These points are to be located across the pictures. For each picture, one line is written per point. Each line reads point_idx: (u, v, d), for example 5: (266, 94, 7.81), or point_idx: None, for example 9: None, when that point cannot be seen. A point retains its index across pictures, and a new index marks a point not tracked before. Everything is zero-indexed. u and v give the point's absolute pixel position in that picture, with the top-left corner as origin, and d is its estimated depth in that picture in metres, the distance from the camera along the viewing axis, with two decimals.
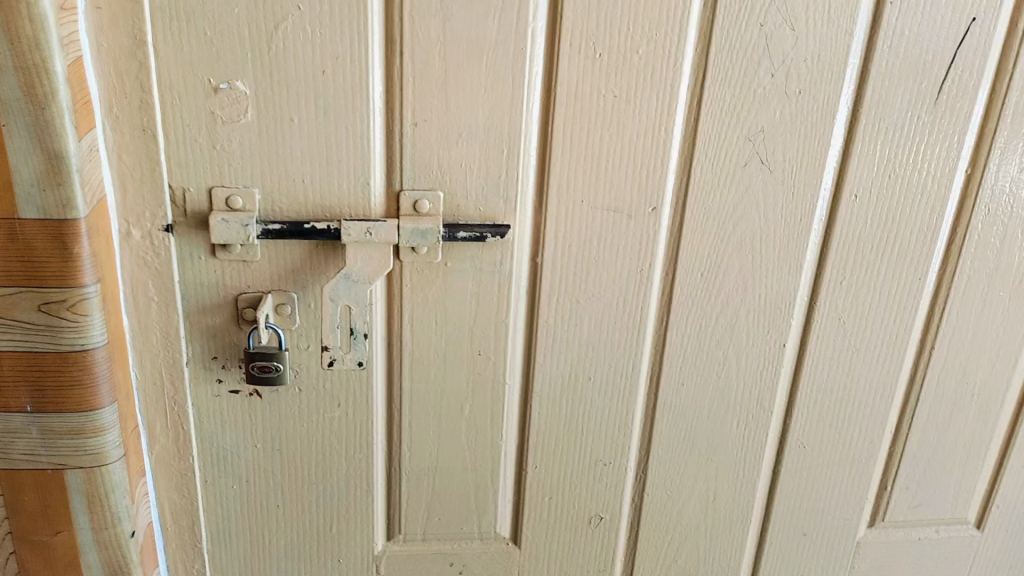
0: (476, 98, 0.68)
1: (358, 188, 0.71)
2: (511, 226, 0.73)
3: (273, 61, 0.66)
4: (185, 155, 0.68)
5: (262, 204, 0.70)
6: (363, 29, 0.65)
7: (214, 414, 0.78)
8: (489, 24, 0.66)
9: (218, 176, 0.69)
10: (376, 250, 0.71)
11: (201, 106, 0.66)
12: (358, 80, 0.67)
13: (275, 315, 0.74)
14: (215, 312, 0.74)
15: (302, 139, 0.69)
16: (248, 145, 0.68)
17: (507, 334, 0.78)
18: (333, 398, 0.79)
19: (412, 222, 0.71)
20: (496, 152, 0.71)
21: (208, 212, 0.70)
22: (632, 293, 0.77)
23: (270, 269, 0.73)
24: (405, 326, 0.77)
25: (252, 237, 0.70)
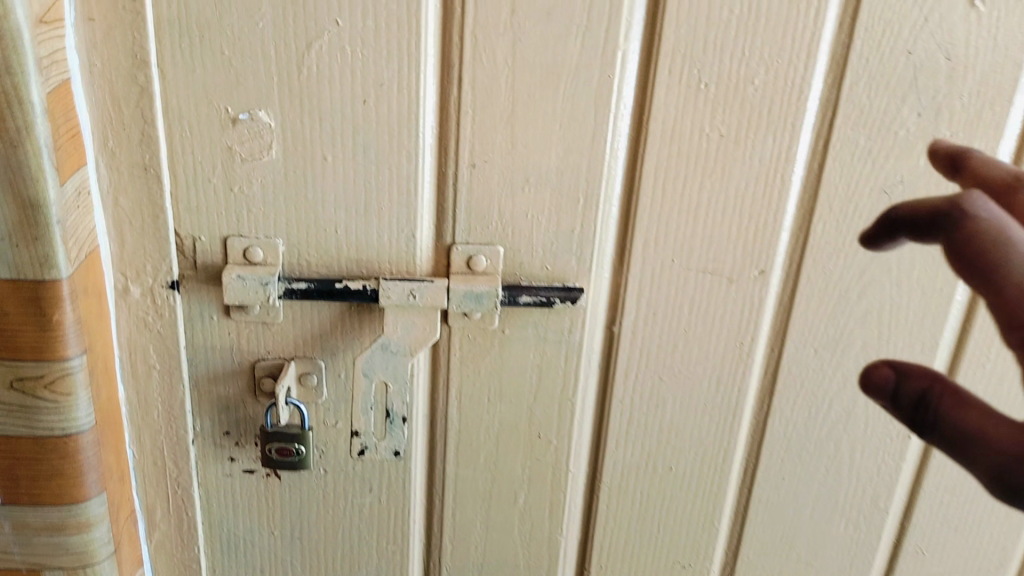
0: (549, 137, 0.56)
1: (402, 240, 0.58)
2: (584, 291, 0.60)
3: (303, 87, 0.53)
4: (196, 198, 0.56)
5: (286, 257, 0.58)
6: (414, 50, 0.53)
7: (225, 498, 0.66)
8: (570, 46, 0.53)
9: (234, 223, 0.57)
10: (420, 316, 0.59)
11: (216, 140, 0.55)
12: (406, 112, 0.54)
13: (298, 387, 0.62)
14: (228, 381, 0.62)
15: (335, 181, 0.56)
16: (270, 188, 0.56)
17: (574, 415, 0.65)
18: (364, 482, 0.66)
19: (465, 282, 0.58)
20: (570, 201, 0.58)
21: (222, 265, 0.58)
22: (727, 370, 0.64)
23: (294, 333, 0.61)
24: (452, 402, 0.64)
25: (273, 298, 0.58)
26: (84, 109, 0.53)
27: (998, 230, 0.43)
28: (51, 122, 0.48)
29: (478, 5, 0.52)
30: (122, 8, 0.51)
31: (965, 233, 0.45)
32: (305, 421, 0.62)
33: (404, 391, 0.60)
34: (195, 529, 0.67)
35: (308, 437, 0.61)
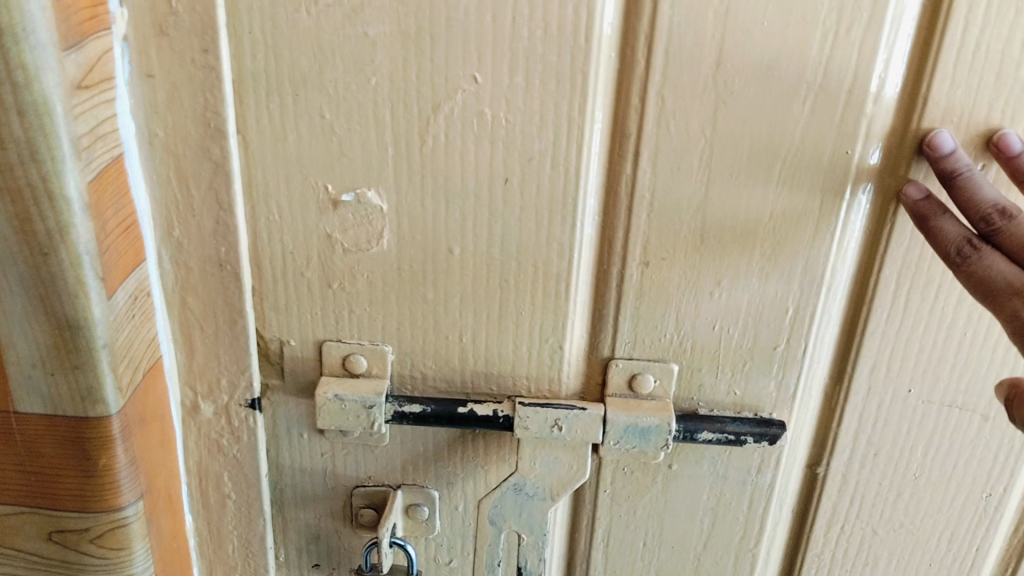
0: (753, 227, 0.41)
1: (545, 354, 0.45)
2: (785, 425, 0.45)
3: (427, 160, 0.40)
4: (285, 295, 0.44)
5: (396, 369, 0.45)
6: (578, 114, 0.39)
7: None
8: (795, 108, 0.38)
9: (331, 327, 0.45)
10: (565, 452, 0.45)
11: (312, 225, 0.42)
12: (562, 195, 0.41)
13: (406, 520, 0.49)
14: (319, 512, 0.50)
15: (464, 280, 0.43)
16: (379, 286, 0.43)
17: (753, 570, 0.50)
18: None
19: (628, 411, 0.44)
20: (775, 310, 0.43)
21: (315, 376, 0.46)
22: (964, 527, 0.48)
23: (403, 457, 0.48)
24: (596, 546, 0.50)
25: (379, 422, 0.44)
26: (141, 192, 0.41)
27: (980, 273, 0.38)
28: (94, 218, 0.35)
29: (670, 56, 0.37)
30: (191, 61, 0.38)
31: (966, 271, 0.38)
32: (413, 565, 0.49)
33: (543, 545, 0.46)
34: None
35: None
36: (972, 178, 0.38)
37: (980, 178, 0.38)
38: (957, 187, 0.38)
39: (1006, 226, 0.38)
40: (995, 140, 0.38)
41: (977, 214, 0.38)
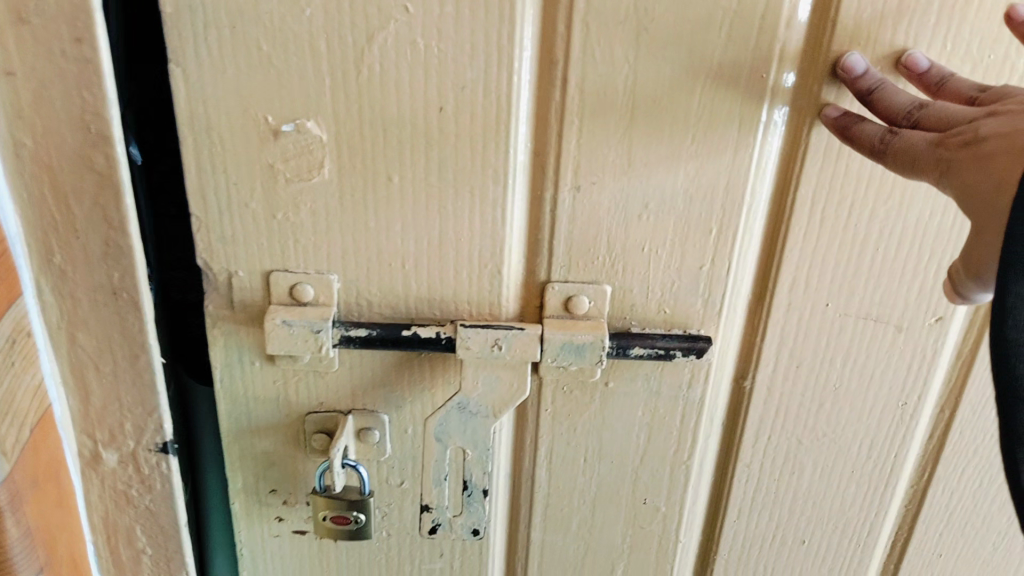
0: (677, 151, 0.43)
1: (484, 279, 0.47)
2: (712, 341, 0.47)
3: (364, 90, 0.42)
4: (231, 226, 0.45)
5: (342, 296, 0.47)
6: (506, 42, 0.40)
7: (277, 561, 0.57)
8: (712, 33, 0.40)
9: (278, 255, 0.46)
10: (506, 372, 0.47)
11: (255, 156, 0.43)
12: (495, 123, 0.42)
13: (358, 444, 0.52)
14: (274, 439, 0.52)
15: (405, 208, 0.45)
16: (323, 217, 0.45)
17: (687, 481, 0.53)
18: (435, 546, 0.56)
19: (564, 329, 0.46)
20: (700, 232, 0.45)
21: (265, 304, 0.48)
22: (883, 435, 0.51)
23: (353, 384, 0.50)
24: (539, 463, 0.53)
25: (327, 347, 0.46)
26: (13, 226, 0.44)
27: (906, 150, 0.38)
28: None
29: None
30: (62, 53, 0.39)
31: (895, 155, 0.39)
32: (365, 485, 0.51)
33: (487, 461, 0.48)
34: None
35: (368, 503, 0.51)
36: (887, 88, 0.40)
37: (895, 87, 0.40)
38: (871, 95, 0.40)
39: (925, 114, 0.39)
40: (904, 62, 0.40)
41: (898, 112, 0.39)
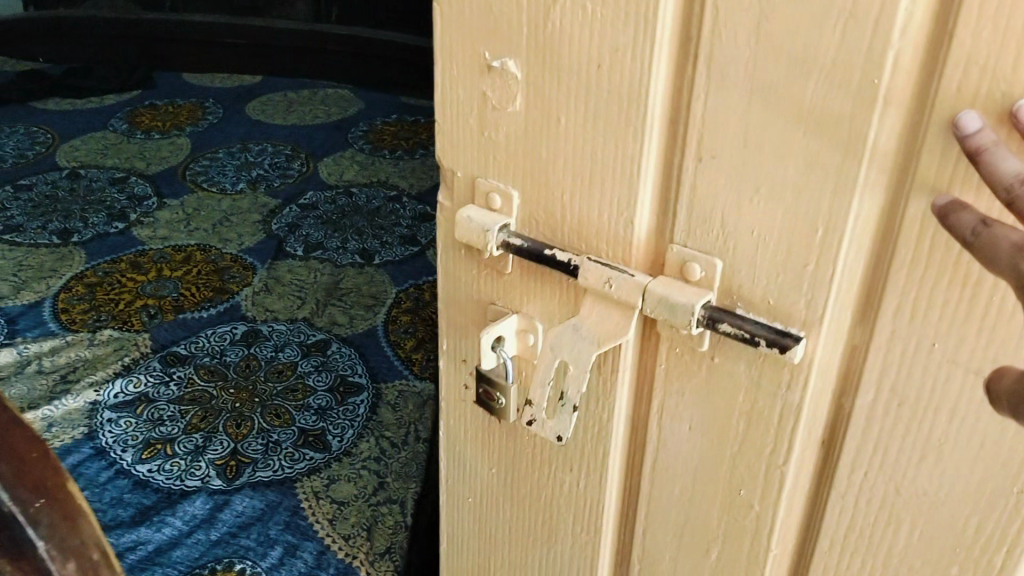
0: (786, 141, 0.45)
1: (620, 226, 0.53)
2: (803, 341, 0.48)
3: (547, 41, 0.50)
4: (458, 132, 0.57)
5: (519, 213, 0.57)
6: (649, 17, 0.46)
7: (461, 419, 0.70)
8: (825, 32, 0.42)
9: (481, 167, 0.57)
10: (616, 310, 0.52)
11: (474, 83, 0.54)
12: (637, 89, 0.48)
13: (515, 341, 0.60)
14: (467, 317, 0.64)
15: (566, 150, 0.53)
16: (512, 143, 0.55)
17: (780, 489, 0.54)
18: (566, 459, 0.63)
19: (666, 286, 0.50)
20: (805, 228, 0.46)
21: (466, 203, 0.59)
22: (991, 510, 0.48)
23: (522, 290, 0.59)
24: (653, 416, 0.57)
25: (493, 245, 0.56)
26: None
27: (989, 244, 0.39)
28: None
29: None
30: None
31: (977, 247, 0.39)
32: (512, 375, 0.60)
33: (584, 378, 0.54)
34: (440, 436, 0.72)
35: (508, 390, 0.60)
36: (993, 153, 0.38)
37: (1004, 152, 0.38)
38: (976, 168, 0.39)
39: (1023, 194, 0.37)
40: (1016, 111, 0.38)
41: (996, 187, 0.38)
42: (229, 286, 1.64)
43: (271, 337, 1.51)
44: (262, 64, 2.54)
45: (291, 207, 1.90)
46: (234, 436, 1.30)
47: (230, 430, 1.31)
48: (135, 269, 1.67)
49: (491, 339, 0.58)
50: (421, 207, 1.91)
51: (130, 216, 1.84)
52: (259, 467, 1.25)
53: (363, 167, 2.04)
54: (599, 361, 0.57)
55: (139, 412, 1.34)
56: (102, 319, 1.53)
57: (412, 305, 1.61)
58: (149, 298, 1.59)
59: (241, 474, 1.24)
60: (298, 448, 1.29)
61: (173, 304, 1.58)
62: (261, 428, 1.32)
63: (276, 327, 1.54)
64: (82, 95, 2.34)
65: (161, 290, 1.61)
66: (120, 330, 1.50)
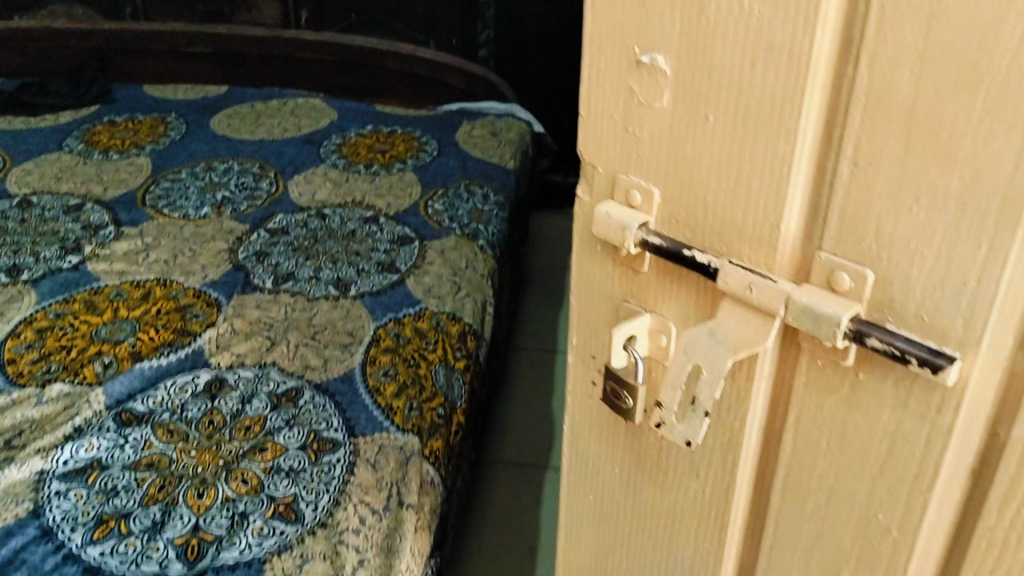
0: (956, 146, 0.38)
1: (765, 232, 0.46)
2: (959, 364, 0.41)
3: (700, 36, 0.44)
4: (601, 126, 0.52)
5: (660, 212, 0.51)
6: (812, 13, 0.40)
7: (585, 413, 0.65)
8: (1011, 26, 0.34)
9: (623, 162, 0.52)
10: (757, 317, 0.47)
11: (620, 76, 0.49)
12: (791, 92, 0.42)
13: (647, 340, 0.56)
14: (597, 315, 0.59)
15: (712, 151, 0.47)
16: (656, 140, 0.50)
17: (925, 518, 0.47)
18: (692, 464, 0.58)
19: (812, 294, 0.44)
20: (971, 244, 0.39)
21: (604, 198, 0.54)
22: None
23: (658, 289, 0.53)
24: (789, 424, 0.52)
25: (629, 243, 0.52)
26: None
27: None
28: None
29: None
30: None
31: None
32: (642, 377, 0.56)
33: (718, 385, 0.48)
34: (563, 429, 0.68)
35: (637, 392, 0.55)
36: None
37: None
38: None
39: None
40: None
41: None
42: (191, 326, 1.41)
43: (237, 387, 1.27)
44: (225, 72, 2.48)
45: (258, 232, 1.71)
46: (195, 509, 1.07)
47: (191, 501, 1.08)
48: (88, 310, 1.44)
49: (622, 337, 0.54)
50: (398, 228, 1.74)
51: (84, 248, 1.62)
52: (224, 546, 1.02)
53: (336, 185, 1.91)
54: (733, 369, 0.51)
55: (90, 482, 1.10)
56: (53, 371, 1.29)
57: (391, 345, 1.40)
58: (104, 344, 1.35)
59: (204, 555, 1.01)
60: (268, 520, 1.06)
61: (129, 350, 1.34)
62: (226, 496, 1.09)
63: (243, 375, 1.30)
64: (36, 113, 2.21)
65: (118, 334, 1.38)
66: (70, 384, 1.26)
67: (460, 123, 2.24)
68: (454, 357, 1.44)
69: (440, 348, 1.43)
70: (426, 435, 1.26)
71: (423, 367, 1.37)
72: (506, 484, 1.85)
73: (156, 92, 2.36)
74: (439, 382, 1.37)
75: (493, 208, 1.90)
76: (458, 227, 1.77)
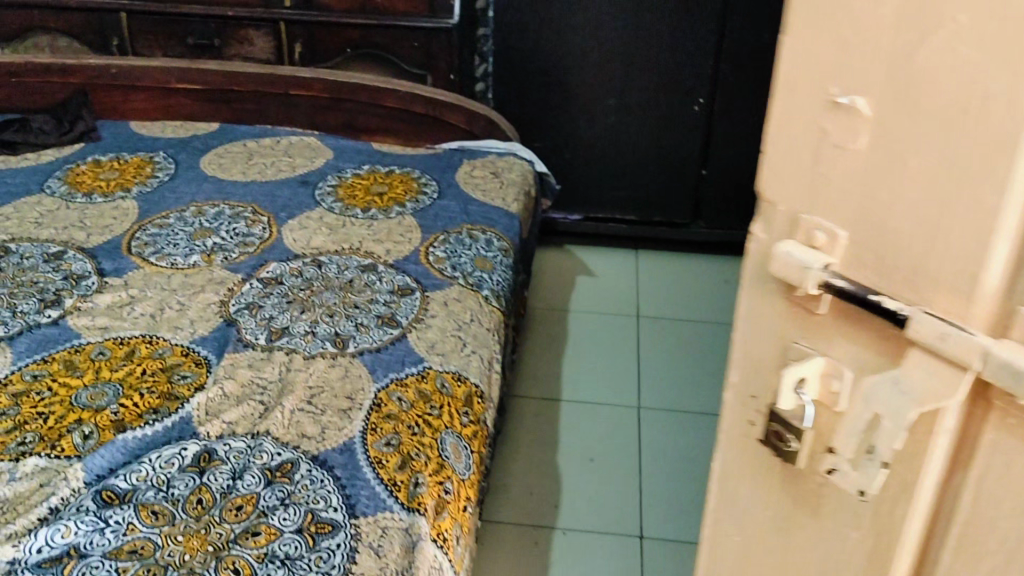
0: None
1: (960, 283, 0.50)
2: None
3: (904, 86, 0.49)
4: (789, 167, 0.57)
5: (843, 255, 0.56)
6: None
7: (736, 447, 0.71)
8: None
9: (810, 201, 0.56)
10: (946, 367, 0.51)
11: (815, 119, 0.54)
12: (1004, 144, 0.45)
13: (817, 383, 0.60)
14: (765, 353, 0.65)
15: (909, 195, 0.51)
16: (848, 180, 0.54)
17: None
18: (857, 509, 0.62)
19: (1010, 352, 0.48)
20: None
21: (785, 239, 0.59)
22: None
23: (835, 333, 0.57)
24: (967, 475, 0.55)
25: (811, 285, 0.56)
26: None
27: None
28: None
29: None
30: None
31: None
32: (811, 417, 0.61)
33: (899, 433, 0.54)
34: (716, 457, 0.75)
35: (806, 432, 0.61)
36: None
37: None
38: None
39: None
40: None
41: None
42: (179, 390, 1.32)
43: (227, 460, 1.17)
44: (215, 109, 2.39)
45: (251, 282, 1.62)
46: None
47: None
48: (67, 372, 1.34)
49: (792, 379, 0.59)
50: (398, 277, 1.65)
51: (65, 301, 1.53)
52: None
53: (332, 230, 1.82)
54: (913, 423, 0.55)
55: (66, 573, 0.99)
56: (27, 442, 1.19)
57: (393, 411, 1.30)
58: (84, 411, 1.25)
59: None
60: None
61: (112, 418, 1.24)
62: None
63: (234, 446, 1.20)
64: (17, 152, 2.11)
65: (99, 400, 1.28)
66: (46, 458, 1.16)
67: (461, 163, 2.16)
68: (461, 423, 1.36)
69: (445, 414, 1.34)
70: (431, 515, 1.18)
71: (427, 434, 1.29)
72: (507, 548, 1.75)
73: (144, 130, 2.28)
74: (445, 452, 1.28)
75: (497, 254, 1.82)
76: (461, 275, 1.69)
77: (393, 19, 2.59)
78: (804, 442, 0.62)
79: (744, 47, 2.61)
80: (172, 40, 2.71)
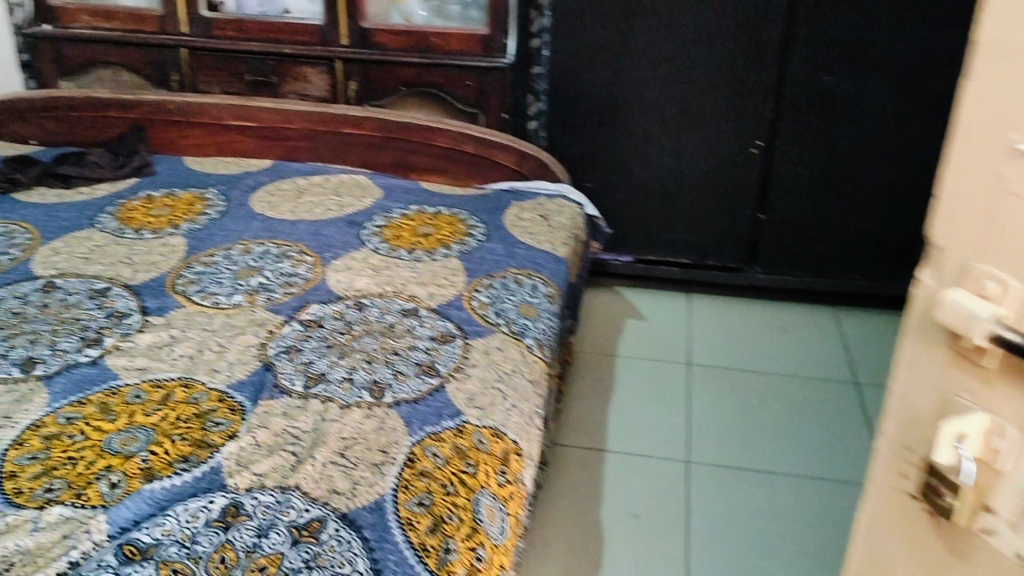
0: None
1: None
2: None
3: None
4: (964, 224, 0.66)
5: (1013, 310, 0.63)
6: None
7: (886, 490, 0.82)
8: None
9: (981, 252, 0.65)
10: None
11: (995, 176, 0.63)
12: None
13: (977, 439, 0.67)
14: (927, 399, 0.75)
15: None
16: (1020, 232, 0.62)
17: None
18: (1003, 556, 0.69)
19: None
20: None
21: (955, 286, 0.68)
22: None
23: (1000, 387, 0.66)
24: None
25: (977, 335, 0.65)
26: None
27: None
28: None
29: None
30: None
31: None
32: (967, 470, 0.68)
33: None
34: (865, 487, 0.86)
35: (961, 484, 0.69)
36: None
37: None
38: None
39: None
40: None
41: None
42: (211, 437, 1.28)
43: (254, 516, 1.13)
44: (267, 146, 2.39)
45: (291, 324, 1.60)
46: None
47: None
48: (101, 416, 1.32)
49: (950, 433, 0.69)
50: (440, 323, 1.61)
51: (105, 341, 1.52)
52: None
53: (375, 272, 1.79)
54: None
55: None
56: (54, 489, 1.16)
57: (427, 467, 1.25)
58: (115, 458, 1.23)
59: None
60: None
61: (141, 466, 1.21)
62: None
63: (262, 501, 1.16)
64: (72, 186, 2.14)
65: (131, 446, 1.26)
66: (70, 507, 1.13)
67: (509, 204, 2.12)
68: (498, 481, 1.31)
69: (481, 472, 1.29)
70: None
71: (461, 493, 1.24)
72: None
73: (197, 165, 2.30)
74: (478, 514, 1.23)
75: (542, 301, 1.77)
76: (505, 323, 1.64)
77: (451, 58, 2.60)
78: (955, 490, 0.70)
79: (805, 89, 2.54)
80: (230, 76, 2.75)
